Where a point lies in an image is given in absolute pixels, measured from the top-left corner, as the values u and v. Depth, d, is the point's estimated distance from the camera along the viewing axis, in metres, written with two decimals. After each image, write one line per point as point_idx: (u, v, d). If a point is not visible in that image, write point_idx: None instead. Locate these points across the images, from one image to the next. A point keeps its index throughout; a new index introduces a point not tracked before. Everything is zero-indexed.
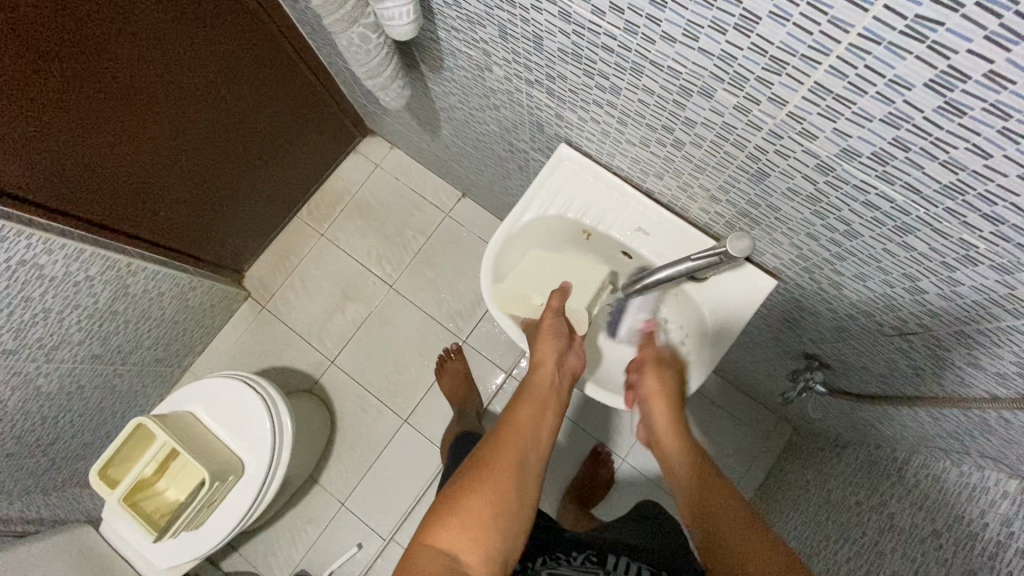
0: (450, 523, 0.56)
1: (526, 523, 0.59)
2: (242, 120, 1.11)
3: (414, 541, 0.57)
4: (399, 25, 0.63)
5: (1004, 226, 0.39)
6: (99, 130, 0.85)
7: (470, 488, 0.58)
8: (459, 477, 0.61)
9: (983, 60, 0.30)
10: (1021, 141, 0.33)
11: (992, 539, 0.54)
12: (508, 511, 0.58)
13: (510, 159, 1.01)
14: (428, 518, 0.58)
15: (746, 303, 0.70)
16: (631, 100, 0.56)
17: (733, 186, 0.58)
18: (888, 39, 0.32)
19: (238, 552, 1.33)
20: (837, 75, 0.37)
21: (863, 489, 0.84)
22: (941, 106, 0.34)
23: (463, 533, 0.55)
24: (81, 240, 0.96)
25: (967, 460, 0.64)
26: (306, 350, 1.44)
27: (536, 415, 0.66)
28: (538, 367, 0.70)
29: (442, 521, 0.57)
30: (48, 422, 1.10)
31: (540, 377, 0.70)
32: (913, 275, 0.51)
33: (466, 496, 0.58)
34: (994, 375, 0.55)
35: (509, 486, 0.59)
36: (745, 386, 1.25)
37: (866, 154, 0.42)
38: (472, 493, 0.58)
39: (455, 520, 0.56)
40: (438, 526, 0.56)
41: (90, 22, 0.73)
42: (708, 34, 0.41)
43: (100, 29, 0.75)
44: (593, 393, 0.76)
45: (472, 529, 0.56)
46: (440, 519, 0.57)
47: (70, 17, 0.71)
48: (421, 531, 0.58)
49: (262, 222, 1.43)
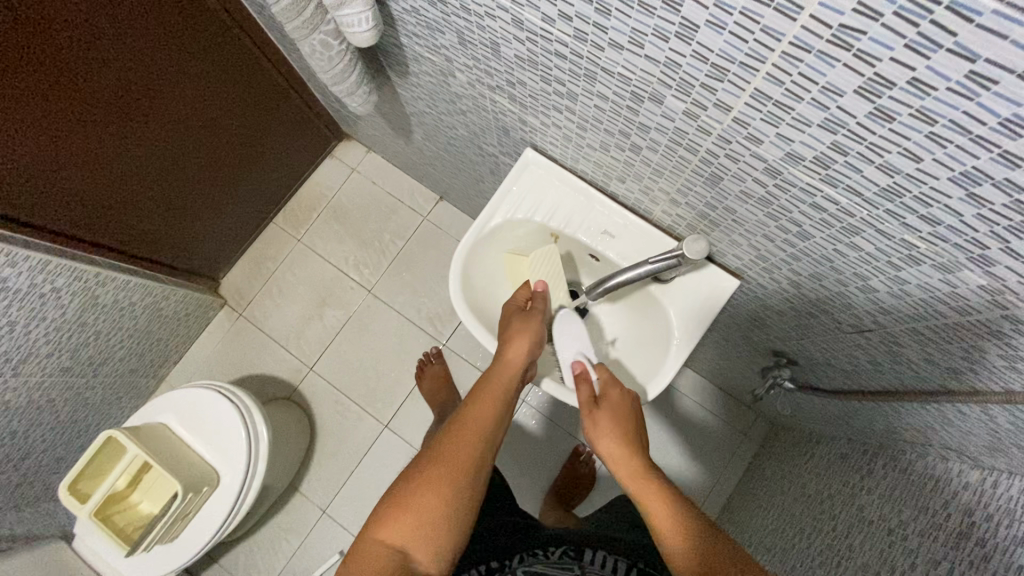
0: (402, 518, 0.56)
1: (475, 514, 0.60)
2: (212, 127, 1.09)
3: (364, 536, 0.57)
4: (359, 32, 0.63)
5: (941, 227, 0.40)
6: (64, 140, 0.84)
7: (424, 482, 0.58)
8: (410, 471, 0.61)
9: (905, 68, 0.31)
10: (947, 145, 0.33)
11: (955, 529, 0.55)
12: (457, 509, 0.58)
13: (481, 163, 1.01)
14: (380, 512, 0.58)
15: (710, 302, 0.71)
16: (587, 106, 0.56)
17: (690, 190, 0.59)
18: (817, 47, 0.33)
19: (219, 562, 1.32)
20: (775, 82, 0.38)
21: (835, 481, 0.85)
22: (872, 111, 0.35)
23: (415, 530, 0.56)
24: (49, 252, 0.95)
25: (932, 451, 0.66)
26: (285, 357, 1.43)
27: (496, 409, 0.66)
28: (509, 358, 0.70)
29: (393, 518, 0.56)
30: (18, 436, 1.08)
31: (507, 373, 0.69)
32: (864, 274, 0.52)
33: (418, 493, 0.58)
34: (949, 368, 0.56)
35: (461, 484, 0.59)
36: (720, 383, 1.26)
37: (809, 157, 0.42)
38: (427, 484, 0.58)
39: (409, 513, 0.56)
40: (389, 521, 0.56)
41: (66, 34, 0.74)
42: (652, 42, 0.42)
43: (75, 40, 0.75)
44: (555, 391, 0.77)
45: (425, 524, 0.56)
46: (394, 516, 0.56)
47: (44, 31, 0.71)
48: (373, 523, 0.57)
49: (236, 228, 1.41)
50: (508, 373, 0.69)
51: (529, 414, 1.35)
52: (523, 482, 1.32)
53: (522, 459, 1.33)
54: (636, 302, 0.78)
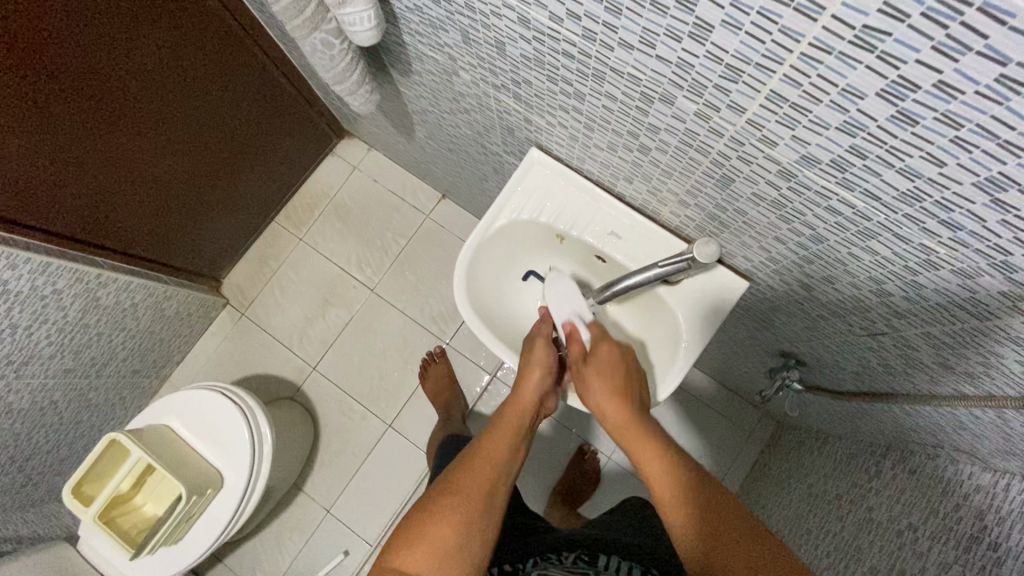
0: (417, 548, 0.56)
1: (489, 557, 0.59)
2: (214, 127, 1.09)
3: (382, 565, 0.56)
4: (361, 31, 0.61)
5: (962, 232, 0.39)
6: (66, 141, 0.83)
7: (439, 511, 0.58)
8: (426, 501, 0.60)
9: (932, 70, 0.29)
10: (974, 150, 0.32)
11: (966, 532, 0.54)
12: (477, 538, 0.58)
13: (485, 162, 0.99)
14: (396, 540, 0.58)
15: (720, 305, 0.70)
16: (595, 106, 0.55)
17: (700, 191, 0.58)
18: (838, 49, 0.32)
19: (224, 562, 1.32)
20: (792, 83, 0.36)
21: (843, 482, 0.84)
22: (894, 115, 0.34)
23: (429, 561, 0.55)
24: (49, 254, 0.95)
25: (942, 453, 0.65)
26: (288, 357, 1.42)
27: (512, 437, 0.67)
28: (524, 390, 0.70)
29: (410, 545, 0.56)
30: (20, 438, 1.07)
31: (523, 397, 0.70)
32: (879, 278, 0.51)
33: (434, 521, 0.57)
34: (963, 374, 0.55)
35: (478, 513, 0.59)
36: (726, 382, 1.25)
37: (826, 160, 0.41)
38: (442, 514, 0.58)
39: (423, 544, 0.56)
40: (405, 549, 0.56)
41: (72, 38, 0.74)
42: (664, 42, 0.40)
43: (81, 44, 0.75)
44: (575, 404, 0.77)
45: (440, 555, 0.55)
46: (412, 544, 0.56)
47: (49, 34, 0.71)
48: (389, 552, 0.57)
49: (237, 227, 1.40)
50: (523, 402, 0.70)
51: None
52: (528, 481, 1.31)
53: (526, 458, 1.32)
54: (644, 304, 0.77)
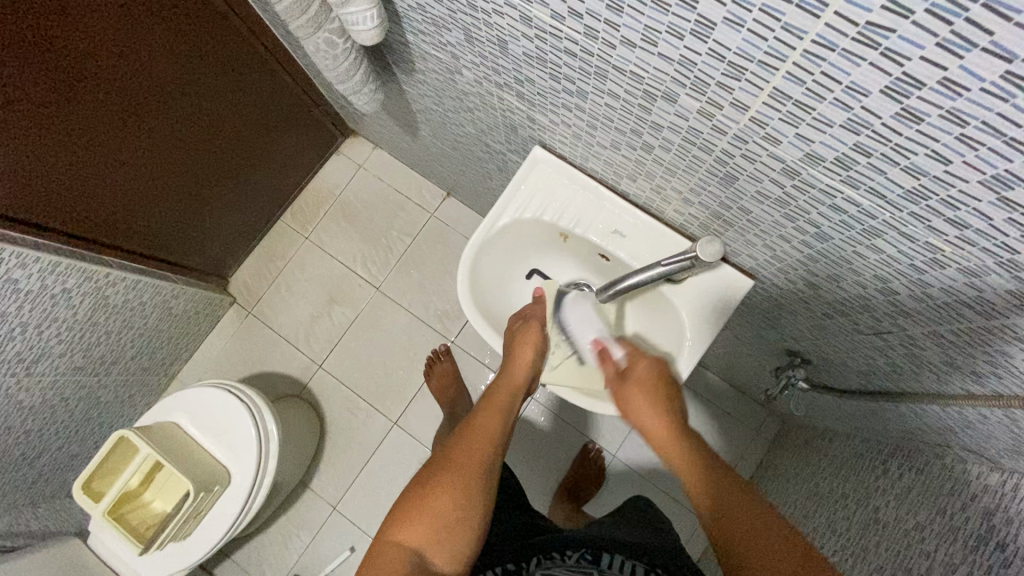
0: (414, 522, 0.56)
1: (485, 527, 0.59)
2: (220, 127, 1.10)
3: (381, 538, 0.57)
4: (363, 30, 0.61)
5: (968, 230, 0.38)
6: (74, 141, 0.84)
7: (437, 484, 0.58)
8: (425, 475, 0.60)
9: (938, 68, 0.29)
10: (980, 148, 0.32)
11: (974, 531, 0.54)
12: (473, 513, 0.57)
13: (489, 160, 0.99)
14: (396, 515, 0.58)
15: (723, 303, 0.70)
16: (598, 104, 0.55)
17: (704, 189, 0.58)
18: (841, 45, 0.31)
19: (231, 557, 1.33)
20: (795, 81, 0.36)
21: (850, 481, 0.84)
22: (898, 112, 0.33)
23: (427, 530, 0.56)
24: (60, 253, 0.96)
25: (950, 453, 0.64)
26: (295, 354, 1.43)
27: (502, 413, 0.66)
28: (512, 369, 0.71)
29: (408, 518, 0.57)
30: (32, 435, 1.09)
31: (513, 379, 0.70)
32: (885, 276, 0.51)
33: (432, 496, 0.58)
34: (970, 373, 0.54)
35: (474, 489, 0.59)
36: (733, 381, 1.25)
37: (830, 158, 0.41)
38: (439, 487, 0.58)
39: (422, 519, 0.56)
40: (404, 523, 0.57)
41: (82, 39, 0.75)
42: (666, 39, 0.40)
43: (92, 45, 0.76)
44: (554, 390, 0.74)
45: (438, 526, 0.56)
46: (411, 517, 0.57)
47: (61, 35, 0.72)
48: (389, 525, 0.58)
49: (244, 226, 1.41)
50: (512, 381, 0.70)
51: (537, 411, 1.34)
52: (533, 478, 1.31)
53: (531, 456, 1.33)
54: (650, 302, 0.77)
